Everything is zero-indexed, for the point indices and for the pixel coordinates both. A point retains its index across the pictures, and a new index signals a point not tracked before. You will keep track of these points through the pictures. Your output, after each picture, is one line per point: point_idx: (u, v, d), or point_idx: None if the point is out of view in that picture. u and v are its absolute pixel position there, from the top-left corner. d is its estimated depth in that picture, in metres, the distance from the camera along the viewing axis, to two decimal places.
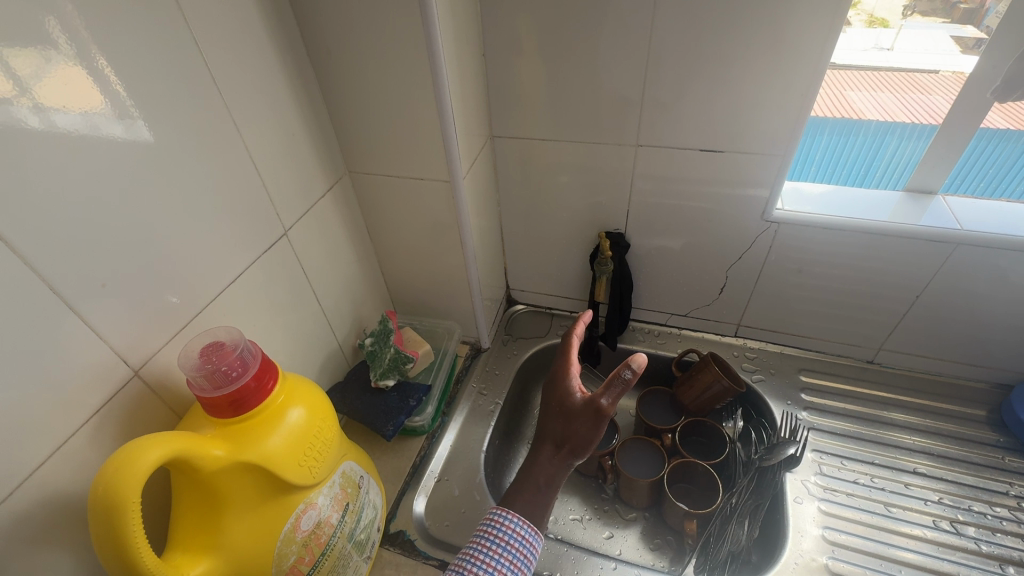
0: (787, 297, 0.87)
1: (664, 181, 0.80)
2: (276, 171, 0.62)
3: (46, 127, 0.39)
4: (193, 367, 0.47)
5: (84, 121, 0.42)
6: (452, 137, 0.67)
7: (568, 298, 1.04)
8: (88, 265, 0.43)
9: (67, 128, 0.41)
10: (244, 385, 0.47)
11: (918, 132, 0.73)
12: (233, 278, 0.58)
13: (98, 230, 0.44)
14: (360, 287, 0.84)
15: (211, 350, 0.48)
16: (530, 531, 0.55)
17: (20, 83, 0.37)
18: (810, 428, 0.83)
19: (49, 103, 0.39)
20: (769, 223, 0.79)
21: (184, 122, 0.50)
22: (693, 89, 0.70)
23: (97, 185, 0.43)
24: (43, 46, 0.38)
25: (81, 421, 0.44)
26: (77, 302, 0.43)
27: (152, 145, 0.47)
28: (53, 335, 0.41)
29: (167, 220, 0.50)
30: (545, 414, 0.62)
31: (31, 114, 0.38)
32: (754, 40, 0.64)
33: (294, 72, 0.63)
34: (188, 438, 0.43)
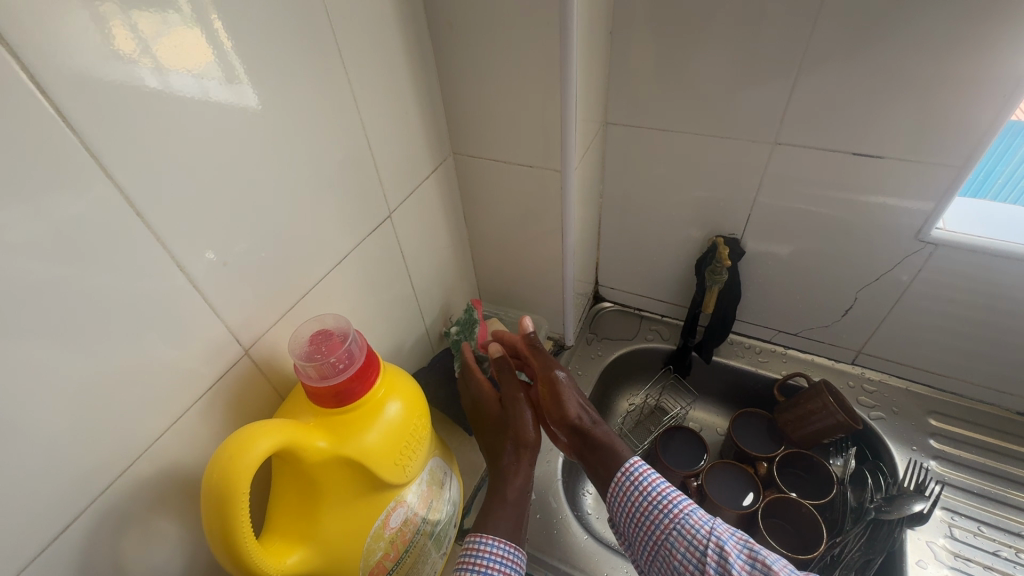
0: (929, 329, 0.76)
1: (798, 185, 0.71)
2: (386, 151, 0.60)
3: (164, 89, 0.37)
4: (300, 354, 0.45)
5: (198, 86, 0.39)
6: (569, 125, 0.61)
7: (660, 302, 0.97)
8: (209, 240, 0.43)
9: (184, 92, 0.38)
10: (350, 377, 0.45)
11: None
12: (338, 260, 0.57)
13: (219, 206, 0.43)
14: (452, 273, 0.81)
15: (320, 338, 0.46)
16: (508, 548, 0.57)
17: (140, 44, 0.34)
18: (940, 481, 0.72)
19: (169, 64, 0.36)
20: (924, 243, 0.68)
21: (306, 96, 0.48)
22: (859, 81, 0.60)
23: (221, 160, 0.42)
24: (164, 3, 0.35)
25: (194, 398, 0.45)
26: (198, 281, 0.42)
27: (259, 122, 0.44)
28: (175, 312, 0.41)
29: (283, 200, 0.49)
30: (483, 427, 0.69)
31: (151, 74, 0.36)
32: (954, 24, 0.53)
33: (413, 45, 0.59)
34: (293, 428, 0.42)
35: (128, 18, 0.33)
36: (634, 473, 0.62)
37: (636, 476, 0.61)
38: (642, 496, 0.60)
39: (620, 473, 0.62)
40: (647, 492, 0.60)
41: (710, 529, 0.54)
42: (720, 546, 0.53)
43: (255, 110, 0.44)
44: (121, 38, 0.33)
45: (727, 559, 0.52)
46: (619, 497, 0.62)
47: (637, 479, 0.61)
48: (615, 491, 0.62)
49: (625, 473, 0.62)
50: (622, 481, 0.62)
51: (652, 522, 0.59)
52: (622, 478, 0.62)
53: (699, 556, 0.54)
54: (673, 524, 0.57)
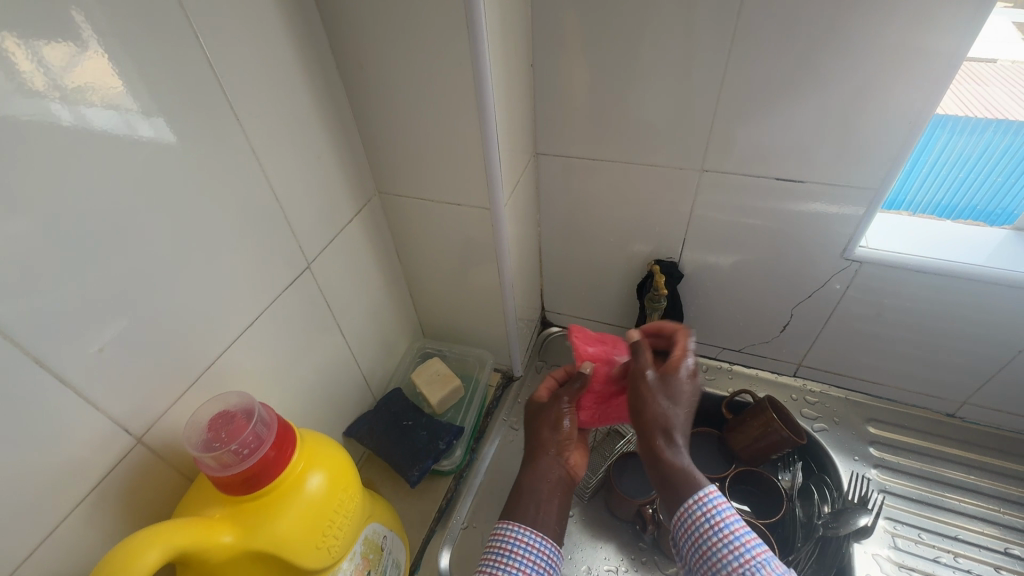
0: (860, 341, 0.78)
1: (727, 209, 0.72)
2: (299, 199, 0.56)
3: (79, 123, 0.35)
4: (201, 447, 0.40)
5: (114, 118, 0.37)
6: (494, 162, 0.60)
7: (607, 324, 0.96)
8: (79, 327, 0.37)
9: (100, 126, 0.37)
10: (263, 457, 0.41)
11: (1007, 127, 0.61)
12: (247, 321, 0.53)
13: (92, 288, 0.38)
14: (388, 313, 0.78)
15: (220, 423, 0.42)
16: (539, 543, 0.55)
17: (46, 75, 0.33)
18: (881, 491, 0.74)
19: (83, 94, 0.35)
20: (849, 261, 0.70)
21: (196, 154, 0.44)
22: (775, 110, 0.61)
23: (88, 237, 0.37)
24: (70, 35, 0.34)
25: (71, 505, 0.39)
26: (68, 373, 0.37)
27: (135, 187, 0.40)
28: (39, 413, 0.36)
29: (175, 268, 0.44)
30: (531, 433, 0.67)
31: (61, 108, 0.34)
32: (859, 56, 0.54)
33: (322, 87, 0.56)
34: (192, 525, 0.39)
35: (34, 50, 0.32)
36: (709, 504, 0.49)
37: (707, 507, 0.49)
38: (711, 532, 0.49)
39: (691, 501, 0.50)
40: (717, 528, 0.48)
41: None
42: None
43: (129, 177, 0.39)
44: (26, 70, 0.32)
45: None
46: (684, 525, 0.50)
47: (713, 513, 0.49)
48: (681, 519, 0.50)
49: (696, 501, 0.50)
50: (692, 509, 0.50)
51: (717, 564, 0.48)
52: (691, 506, 0.50)
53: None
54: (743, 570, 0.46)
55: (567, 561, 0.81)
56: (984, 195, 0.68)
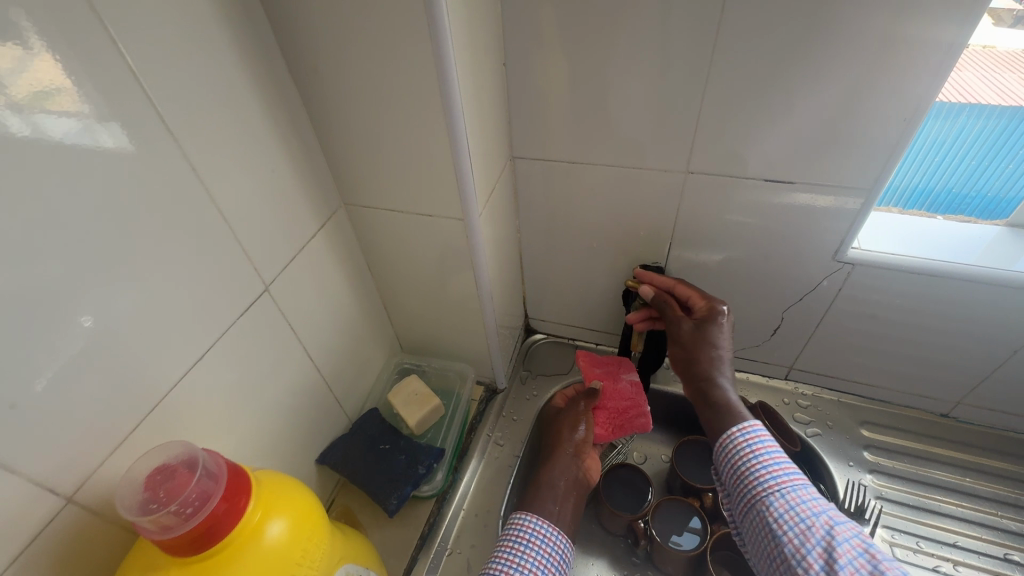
0: (852, 344, 0.76)
1: (714, 212, 0.69)
2: (253, 217, 0.51)
3: (33, 133, 0.33)
4: (138, 510, 0.36)
5: (70, 126, 0.35)
6: (466, 170, 0.55)
7: (593, 331, 0.93)
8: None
9: (52, 135, 0.34)
10: (212, 513, 0.37)
11: (988, 113, 0.58)
12: (198, 355, 0.48)
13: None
14: (361, 330, 0.74)
15: (158, 479, 0.37)
16: (551, 530, 0.65)
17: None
18: (878, 498, 0.73)
19: (32, 102, 0.33)
20: (841, 264, 0.67)
21: (123, 178, 0.39)
22: (762, 109, 0.58)
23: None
24: (18, 37, 0.32)
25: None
26: None
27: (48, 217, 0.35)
28: None
29: (105, 304, 0.39)
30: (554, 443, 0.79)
31: (12, 117, 0.32)
32: (849, 53, 0.51)
33: (275, 95, 0.51)
34: None
35: None
36: (751, 433, 0.61)
37: (750, 436, 0.61)
38: (752, 457, 0.60)
39: (736, 430, 0.62)
40: (757, 453, 0.60)
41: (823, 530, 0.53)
42: (830, 547, 0.52)
43: (38, 210, 0.34)
44: None
45: (835, 559, 0.51)
46: (727, 448, 0.62)
47: (753, 439, 0.61)
48: (725, 444, 0.63)
49: (740, 430, 0.62)
50: (736, 437, 0.62)
51: (753, 481, 0.59)
52: (736, 433, 0.62)
53: (796, 550, 0.53)
54: (776, 489, 0.58)
55: None
56: (959, 178, 0.66)
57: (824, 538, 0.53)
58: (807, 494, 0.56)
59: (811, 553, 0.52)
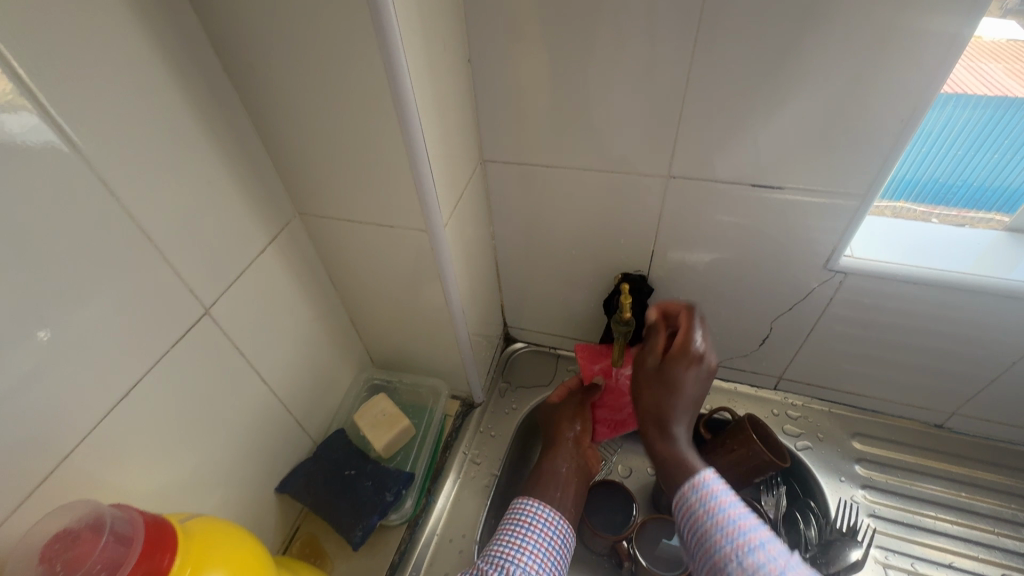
0: (842, 354, 0.73)
1: (698, 219, 0.65)
2: (189, 236, 0.46)
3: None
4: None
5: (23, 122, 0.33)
6: (427, 179, 0.51)
7: (575, 340, 0.88)
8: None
9: (9, 130, 0.33)
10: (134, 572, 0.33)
11: (968, 101, 0.54)
12: (127, 390, 0.44)
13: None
14: (324, 348, 0.69)
15: (58, 548, 0.32)
16: (552, 514, 0.61)
17: None
18: (872, 516, 0.70)
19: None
20: (832, 272, 0.64)
21: (23, 201, 0.34)
22: (746, 111, 0.54)
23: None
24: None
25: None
26: None
27: None
28: None
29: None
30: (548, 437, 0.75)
31: None
32: (838, 53, 0.48)
33: (212, 101, 0.47)
34: None
35: None
36: (707, 493, 0.48)
37: (703, 495, 0.48)
38: (714, 526, 0.47)
39: (689, 488, 0.49)
40: (715, 518, 0.47)
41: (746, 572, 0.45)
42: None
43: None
44: None
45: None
46: (687, 516, 0.49)
47: (710, 504, 0.48)
48: (682, 507, 0.50)
49: (693, 490, 0.49)
50: (691, 499, 0.49)
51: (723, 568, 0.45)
52: (690, 493, 0.49)
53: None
54: None
55: None
56: (945, 170, 0.61)
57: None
58: (732, 520, 0.47)
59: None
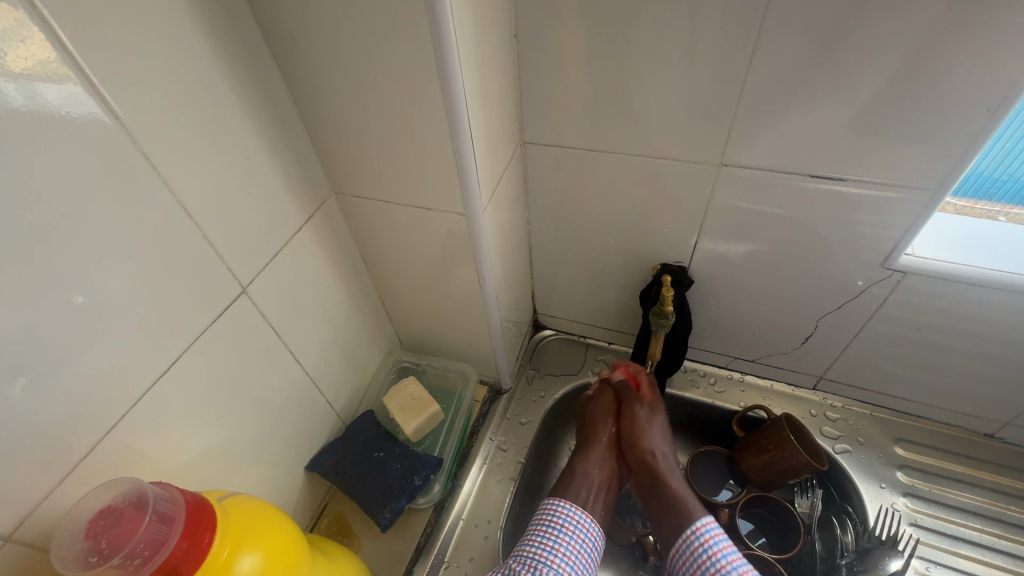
0: (890, 355, 0.69)
1: (747, 209, 0.61)
2: (227, 215, 0.46)
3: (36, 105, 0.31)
4: (79, 564, 0.31)
5: (71, 96, 0.33)
6: (468, 162, 0.49)
7: (606, 329, 0.86)
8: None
9: (44, 101, 0.32)
10: (172, 553, 0.33)
11: None
12: (166, 367, 0.44)
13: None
14: (355, 328, 0.68)
15: (102, 526, 0.32)
16: (568, 535, 0.60)
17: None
18: (914, 525, 0.67)
19: (20, 68, 0.30)
20: (890, 271, 0.60)
21: (64, 179, 0.34)
22: (810, 97, 0.50)
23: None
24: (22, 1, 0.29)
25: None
26: None
27: None
28: None
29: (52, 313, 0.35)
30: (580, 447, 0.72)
31: (11, 87, 0.30)
32: (924, 36, 0.43)
33: (251, 74, 0.45)
34: None
35: None
36: None
37: None
38: None
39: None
40: None
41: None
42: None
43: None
44: None
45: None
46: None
47: None
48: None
49: None
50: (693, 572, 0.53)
51: None
52: None
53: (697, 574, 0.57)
54: None
55: None
56: (992, 161, 0.54)
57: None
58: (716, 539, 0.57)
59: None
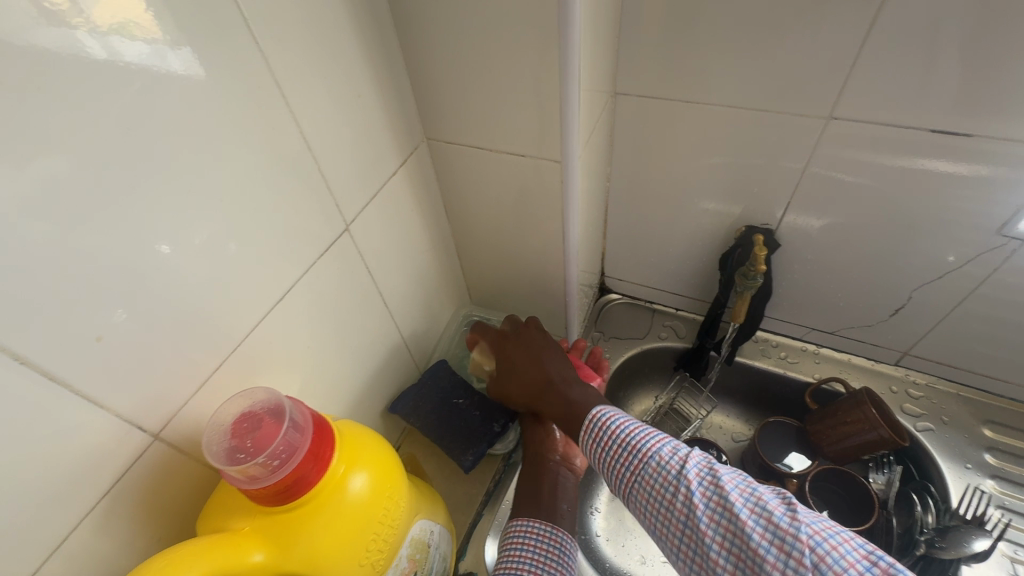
0: (990, 336, 0.65)
1: (850, 170, 0.58)
2: (333, 152, 0.47)
3: (116, 60, 0.30)
4: (226, 458, 0.35)
5: (157, 57, 0.32)
6: (570, 106, 0.48)
7: (676, 295, 0.85)
8: (65, 325, 0.30)
9: (124, 57, 0.30)
10: (303, 459, 0.36)
11: None
12: (281, 294, 0.46)
13: (74, 273, 0.30)
14: (432, 279, 0.70)
15: (245, 428, 0.36)
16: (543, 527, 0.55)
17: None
18: (1002, 507, 0.65)
19: (105, 22, 0.28)
20: (1007, 239, 0.56)
21: (206, 103, 0.35)
22: (944, 42, 0.46)
23: (58, 211, 0.29)
24: None
25: (80, 518, 0.34)
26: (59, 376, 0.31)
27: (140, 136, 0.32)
28: (51, 411, 0.31)
29: (206, 229, 0.37)
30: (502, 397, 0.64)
31: (92, 38, 0.28)
32: None
33: (362, 9, 0.45)
34: (199, 551, 0.33)
35: None
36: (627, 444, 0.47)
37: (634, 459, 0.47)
38: (610, 445, 0.49)
39: (600, 428, 0.49)
40: (615, 436, 0.49)
41: (717, 479, 0.43)
42: (723, 507, 0.41)
43: (113, 126, 0.30)
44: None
45: (703, 521, 0.42)
46: (591, 441, 0.50)
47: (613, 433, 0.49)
48: (590, 448, 0.50)
49: (630, 460, 0.47)
50: (592, 428, 0.50)
51: (623, 470, 0.47)
52: (629, 461, 0.47)
53: (669, 498, 0.44)
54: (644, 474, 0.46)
55: (620, 548, 0.74)
56: None
57: (737, 515, 0.40)
58: (654, 447, 0.47)
59: (750, 529, 0.39)
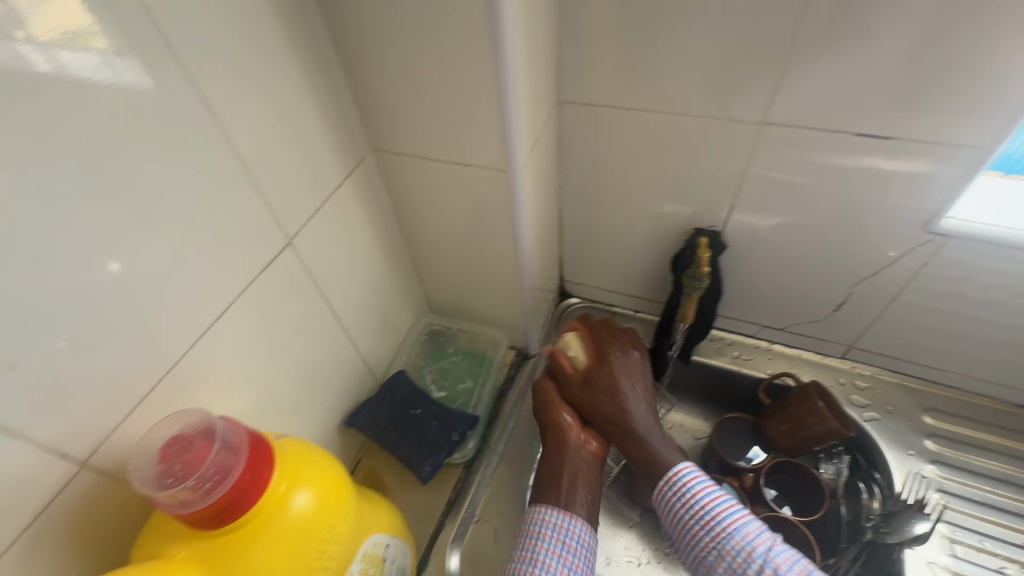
0: (924, 327, 0.68)
1: (787, 172, 0.60)
2: (273, 165, 0.46)
3: (60, 73, 0.30)
4: (154, 484, 0.34)
5: (103, 71, 0.32)
6: (511, 115, 0.48)
7: (633, 297, 0.86)
8: None
9: (70, 70, 0.30)
10: (237, 481, 0.35)
11: None
12: (222, 309, 0.45)
13: None
14: (387, 289, 0.69)
15: (174, 451, 0.35)
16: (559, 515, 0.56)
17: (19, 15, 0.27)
18: (941, 491, 0.68)
19: (48, 37, 0.29)
20: (932, 235, 0.59)
21: (132, 117, 0.34)
22: (861, 49, 0.48)
23: None
24: None
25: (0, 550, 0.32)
26: None
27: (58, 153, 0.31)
28: None
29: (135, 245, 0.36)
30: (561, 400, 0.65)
31: (35, 53, 0.29)
32: None
33: (297, 22, 0.45)
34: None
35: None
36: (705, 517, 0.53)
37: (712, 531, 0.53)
38: (683, 510, 0.55)
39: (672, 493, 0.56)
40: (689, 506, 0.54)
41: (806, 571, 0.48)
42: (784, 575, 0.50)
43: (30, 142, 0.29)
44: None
45: None
46: (669, 513, 0.56)
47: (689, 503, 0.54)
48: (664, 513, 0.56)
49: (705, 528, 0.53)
50: (666, 492, 0.56)
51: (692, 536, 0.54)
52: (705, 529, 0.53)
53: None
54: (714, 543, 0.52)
55: None
56: None
57: None
58: (748, 533, 0.51)
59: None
